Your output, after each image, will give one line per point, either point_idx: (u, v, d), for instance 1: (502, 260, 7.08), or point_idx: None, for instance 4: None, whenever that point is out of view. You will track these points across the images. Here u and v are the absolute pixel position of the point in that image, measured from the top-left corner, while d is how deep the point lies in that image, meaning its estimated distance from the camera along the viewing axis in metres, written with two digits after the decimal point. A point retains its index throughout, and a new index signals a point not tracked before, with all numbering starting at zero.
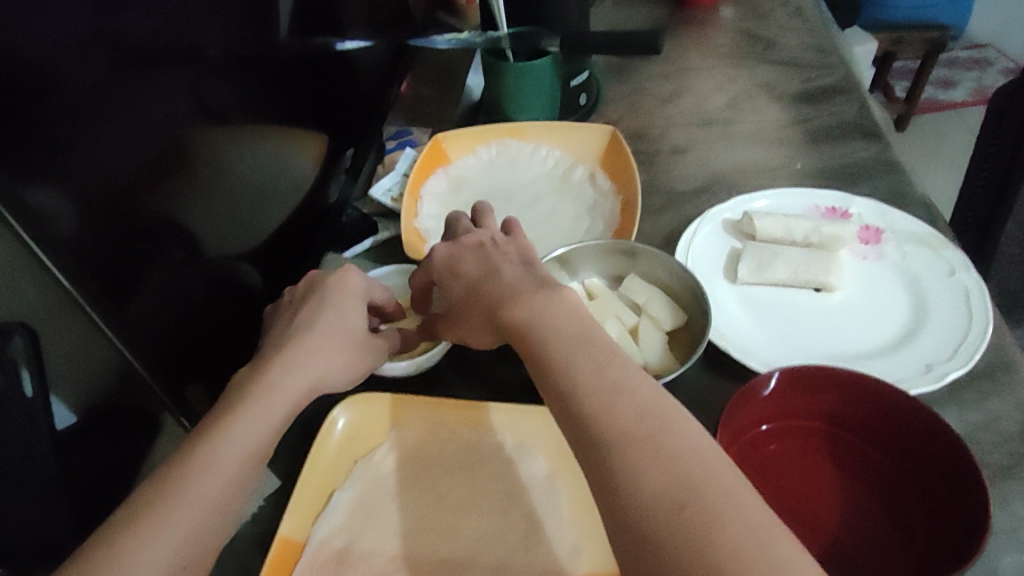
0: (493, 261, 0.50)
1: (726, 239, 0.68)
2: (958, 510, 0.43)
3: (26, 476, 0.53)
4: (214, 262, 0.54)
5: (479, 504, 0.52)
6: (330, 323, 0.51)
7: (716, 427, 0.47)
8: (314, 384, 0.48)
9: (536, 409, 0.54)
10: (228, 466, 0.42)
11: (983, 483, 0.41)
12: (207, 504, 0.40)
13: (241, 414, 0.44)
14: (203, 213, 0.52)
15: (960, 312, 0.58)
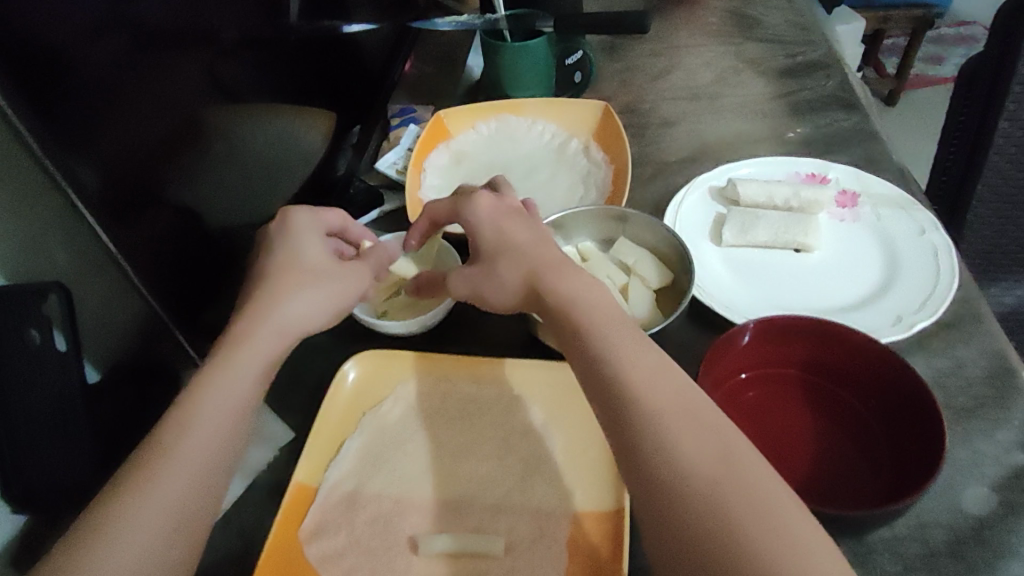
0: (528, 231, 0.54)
1: (712, 206, 0.72)
2: (921, 441, 0.47)
3: (55, 427, 0.56)
4: (222, 223, 0.58)
5: (479, 450, 0.56)
6: (288, 263, 0.53)
7: (699, 374, 0.51)
8: (287, 322, 0.50)
9: (533, 363, 0.58)
10: (217, 414, 0.44)
11: (943, 417, 0.45)
12: (205, 449, 0.42)
13: (226, 358, 0.46)
14: (215, 180, 0.56)
15: (929, 268, 0.62)
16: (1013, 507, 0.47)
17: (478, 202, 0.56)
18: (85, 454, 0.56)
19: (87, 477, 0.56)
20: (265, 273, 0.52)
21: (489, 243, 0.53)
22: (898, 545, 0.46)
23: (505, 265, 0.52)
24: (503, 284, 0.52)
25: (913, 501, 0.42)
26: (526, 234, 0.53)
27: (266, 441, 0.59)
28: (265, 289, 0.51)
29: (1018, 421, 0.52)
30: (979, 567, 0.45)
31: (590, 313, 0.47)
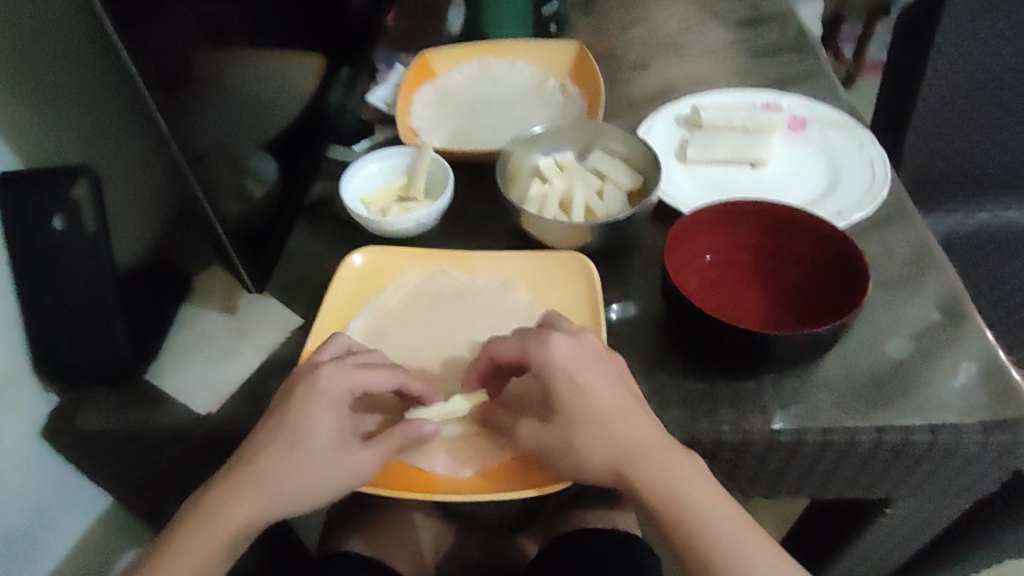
0: (603, 445, 0.49)
1: (676, 130, 0.79)
2: (850, 290, 0.56)
3: (87, 313, 0.57)
4: (228, 153, 0.61)
5: (471, 324, 0.61)
6: (292, 438, 0.49)
7: (666, 251, 0.59)
8: (286, 497, 0.49)
9: (520, 254, 0.64)
10: (221, 532, 0.49)
11: (869, 268, 0.54)
12: (208, 545, 0.49)
13: (219, 522, 0.49)
14: (215, 118, 0.59)
15: (866, 174, 0.71)
16: (925, 352, 0.58)
17: (555, 349, 0.50)
18: (120, 337, 0.57)
19: (123, 362, 0.57)
20: (271, 434, 0.50)
21: (574, 415, 0.49)
22: (832, 380, 0.56)
23: (586, 441, 0.49)
24: (584, 459, 0.49)
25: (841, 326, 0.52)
26: (612, 399, 0.50)
27: (277, 322, 0.63)
28: (263, 464, 0.49)
29: (933, 288, 0.62)
30: (896, 394, 0.55)
31: (651, 486, 0.49)
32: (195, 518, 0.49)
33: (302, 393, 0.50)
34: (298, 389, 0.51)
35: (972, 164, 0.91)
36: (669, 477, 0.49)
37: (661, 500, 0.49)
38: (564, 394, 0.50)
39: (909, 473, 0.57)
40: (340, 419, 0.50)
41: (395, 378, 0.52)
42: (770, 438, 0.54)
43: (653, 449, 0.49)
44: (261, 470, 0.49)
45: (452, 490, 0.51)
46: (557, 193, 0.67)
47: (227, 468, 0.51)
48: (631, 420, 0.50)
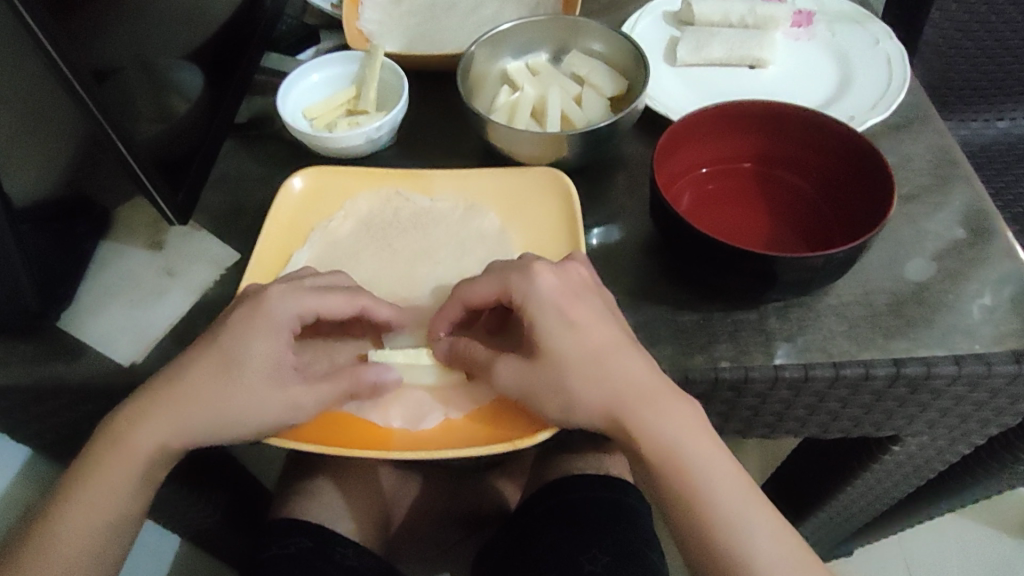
0: (596, 389, 0.42)
1: (666, 29, 0.69)
2: (870, 202, 0.49)
3: None
4: (147, 72, 0.52)
5: (434, 254, 0.53)
6: (223, 367, 0.43)
7: (656, 164, 0.51)
8: (201, 428, 0.43)
9: (488, 171, 0.56)
10: (136, 461, 0.44)
11: (891, 169, 0.47)
12: (121, 477, 0.44)
13: (126, 450, 0.43)
14: (121, 30, 0.49)
15: (881, 73, 0.63)
16: (948, 274, 0.51)
17: (539, 281, 0.43)
18: (21, 280, 0.48)
19: (27, 309, 0.49)
20: (194, 362, 0.44)
21: (560, 352, 0.42)
22: (845, 308, 0.50)
23: (580, 382, 0.42)
24: (579, 404, 0.42)
25: (862, 245, 0.45)
26: (604, 334, 0.43)
27: (209, 261, 0.55)
28: (182, 392, 0.43)
29: (956, 202, 0.55)
30: (916, 321, 0.49)
31: (648, 435, 0.42)
32: (104, 446, 0.44)
33: (243, 317, 0.44)
34: (240, 315, 0.44)
35: (989, 66, 0.82)
36: (673, 427, 0.43)
37: (662, 451, 0.43)
38: (548, 328, 0.43)
39: (924, 408, 0.51)
40: (281, 346, 0.44)
41: (357, 306, 0.46)
42: (772, 375, 0.47)
43: (656, 395, 0.43)
44: (182, 400, 0.43)
45: (409, 445, 0.44)
46: (529, 100, 0.59)
47: (142, 396, 0.44)
48: (625, 359, 0.43)
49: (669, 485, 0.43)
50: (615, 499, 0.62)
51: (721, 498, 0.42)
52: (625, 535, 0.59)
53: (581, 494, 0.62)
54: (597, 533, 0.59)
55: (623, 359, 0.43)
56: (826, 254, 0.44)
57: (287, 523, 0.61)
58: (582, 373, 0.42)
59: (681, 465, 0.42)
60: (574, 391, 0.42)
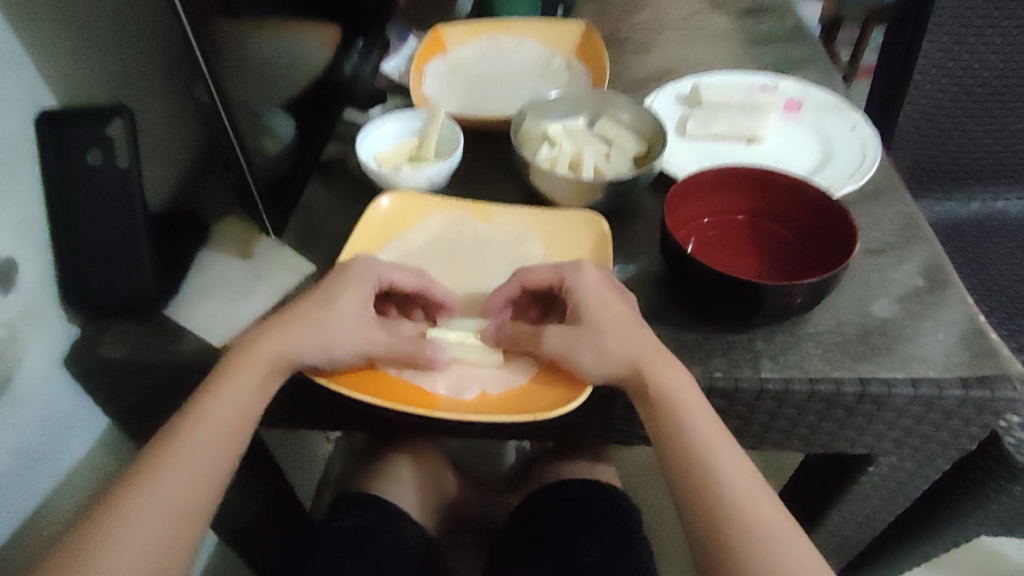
0: (623, 347, 0.52)
1: (677, 107, 0.82)
2: (840, 247, 0.60)
3: (116, 251, 0.59)
4: (260, 109, 0.65)
5: (485, 271, 0.64)
6: (325, 304, 0.54)
7: (667, 208, 0.63)
8: (302, 344, 0.53)
9: (537, 210, 0.67)
10: (257, 369, 0.53)
11: (854, 221, 0.58)
12: (244, 381, 0.52)
13: (251, 354, 0.53)
14: (248, 72, 0.63)
15: (856, 152, 0.75)
16: (909, 313, 0.61)
17: (584, 271, 0.56)
18: (145, 268, 0.60)
19: (147, 294, 0.60)
20: (304, 302, 0.55)
21: (597, 319, 0.53)
22: (821, 336, 0.59)
23: (611, 341, 0.52)
24: (610, 359, 0.52)
25: (831, 278, 0.55)
26: (628, 314, 0.54)
27: (289, 269, 0.66)
28: (294, 316, 0.54)
29: (917, 257, 0.66)
30: (880, 348, 0.59)
31: (661, 393, 0.51)
32: (232, 357, 0.53)
33: (341, 274, 0.56)
34: (341, 269, 0.57)
35: (960, 154, 0.95)
36: (684, 389, 0.52)
37: (678, 405, 0.51)
38: (587, 301, 0.54)
39: (890, 426, 0.60)
40: (364, 294, 0.55)
41: (421, 283, 0.58)
42: (759, 386, 0.57)
43: (673, 366, 0.53)
44: (290, 324, 0.54)
45: (451, 407, 0.53)
46: (568, 155, 0.70)
47: (265, 325, 0.55)
48: (642, 332, 0.53)
49: (678, 448, 0.52)
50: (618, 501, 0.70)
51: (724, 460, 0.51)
52: (623, 531, 0.67)
53: (586, 496, 0.71)
54: (602, 529, 0.67)
55: (645, 333, 0.54)
56: (804, 283, 0.55)
57: (360, 497, 0.72)
58: (613, 335, 0.53)
59: (684, 418, 0.51)
60: (606, 347, 0.52)
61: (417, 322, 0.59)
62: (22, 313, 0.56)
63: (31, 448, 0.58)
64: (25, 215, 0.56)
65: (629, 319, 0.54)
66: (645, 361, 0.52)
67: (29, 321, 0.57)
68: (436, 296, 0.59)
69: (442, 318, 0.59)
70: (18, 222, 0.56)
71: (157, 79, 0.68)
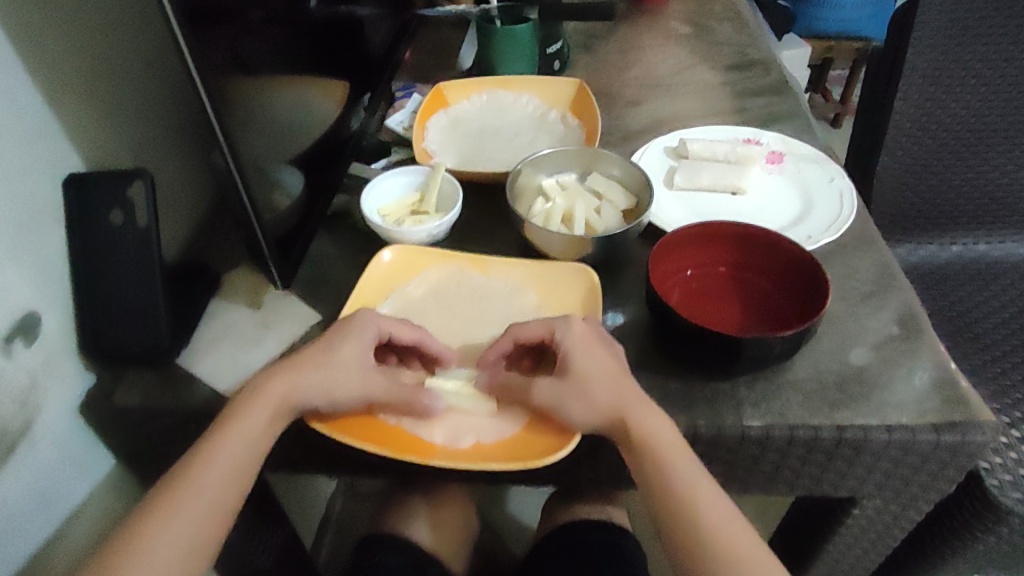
0: (608, 398, 0.56)
1: (666, 160, 0.87)
2: (815, 300, 0.63)
3: (134, 302, 0.63)
4: (269, 165, 0.70)
5: (482, 320, 0.68)
6: (329, 353, 0.58)
7: (652, 263, 0.66)
8: (307, 390, 0.56)
9: (532, 262, 0.71)
10: (264, 413, 0.55)
11: (827, 275, 0.62)
12: (252, 424, 0.55)
13: (260, 397, 0.56)
14: (259, 132, 0.67)
15: (835, 203, 0.78)
16: (883, 360, 0.64)
17: (573, 325, 0.59)
18: (160, 320, 0.64)
19: (160, 344, 0.64)
20: (309, 351, 0.58)
21: (584, 372, 0.57)
22: (801, 384, 0.63)
23: (596, 392, 0.56)
24: (595, 410, 0.56)
25: (805, 331, 0.59)
26: (614, 367, 0.58)
27: (296, 319, 0.70)
28: (301, 362, 0.57)
29: (893, 305, 0.69)
30: (856, 396, 0.61)
31: (645, 440, 0.54)
32: (241, 400, 0.56)
33: (346, 325, 0.60)
34: (345, 320, 0.60)
35: (941, 201, 0.99)
36: (669, 438, 0.55)
37: (665, 452, 0.54)
38: (575, 354, 0.58)
39: (870, 470, 0.62)
40: (366, 345, 0.59)
41: (419, 335, 0.62)
42: (741, 433, 0.60)
43: (658, 417, 0.55)
44: (295, 371, 0.57)
45: (445, 455, 0.57)
46: (560, 209, 0.74)
47: (274, 370, 0.58)
48: (627, 384, 0.57)
49: (661, 494, 0.54)
50: (615, 542, 0.73)
51: (707, 507, 0.53)
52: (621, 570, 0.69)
53: (585, 538, 0.73)
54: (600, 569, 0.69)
55: (631, 385, 0.57)
56: (780, 335, 0.58)
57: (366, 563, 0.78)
58: (599, 387, 0.56)
59: (667, 464, 0.54)
60: (591, 399, 0.56)
61: (415, 372, 0.63)
62: (44, 361, 0.60)
63: (48, 489, 0.61)
64: (48, 271, 0.60)
65: (616, 372, 0.57)
66: (629, 410, 0.55)
67: (49, 371, 0.61)
68: (433, 350, 0.62)
69: (440, 368, 0.63)
70: (43, 278, 0.59)
71: (170, 144, 0.74)
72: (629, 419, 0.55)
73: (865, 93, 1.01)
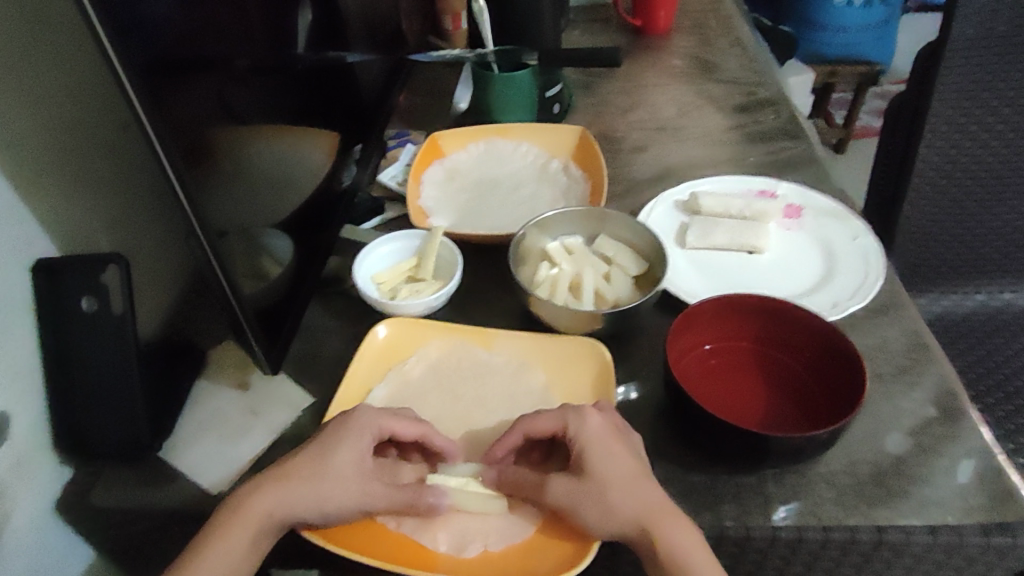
0: (631, 505, 0.50)
1: (677, 215, 0.82)
2: (849, 383, 0.58)
3: (107, 395, 0.59)
4: (256, 230, 0.64)
5: (485, 402, 0.63)
6: (322, 460, 0.53)
7: (670, 342, 0.61)
8: (298, 504, 0.51)
9: (542, 337, 0.65)
10: (252, 532, 0.50)
11: (862, 360, 0.57)
12: (235, 545, 0.50)
13: (245, 516, 0.51)
14: (245, 198, 0.62)
15: (860, 265, 0.74)
16: (921, 447, 0.59)
17: (587, 418, 0.54)
18: (138, 412, 0.58)
19: (139, 440, 0.59)
20: (301, 457, 0.53)
21: (601, 477, 0.51)
22: (834, 477, 0.57)
23: (616, 498, 0.50)
24: (616, 520, 0.50)
25: (842, 425, 0.54)
26: (633, 466, 0.53)
27: (285, 405, 0.65)
28: (291, 472, 0.52)
29: (928, 381, 0.64)
30: (895, 490, 0.56)
31: (672, 555, 0.49)
32: (225, 515, 0.51)
33: (349, 420, 0.55)
34: (343, 419, 0.55)
35: (964, 249, 0.94)
36: (694, 548, 0.50)
37: (694, 565, 0.50)
38: (591, 455, 0.52)
39: (909, 571, 0.57)
40: (364, 445, 0.54)
41: (421, 430, 0.56)
42: (771, 535, 0.54)
43: (683, 528, 0.50)
44: (284, 482, 0.52)
45: (453, 569, 0.51)
46: (567, 277, 0.69)
47: (261, 478, 0.53)
48: (647, 486, 0.52)
49: None
50: None
51: None
52: None
53: None
54: None
55: (651, 486, 0.52)
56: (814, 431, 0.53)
57: None
58: (620, 492, 0.51)
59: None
60: (613, 504, 0.50)
61: (416, 466, 0.57)
62: (11, 468, 0.55)
63: None
64: (17, 365, 0.56)
65: (636, 473, 0.52)
66: (652, 518, 0.50)
67: (19, 474, 0.56)
68: (436, 443, 0.57)
69: (443, 463, 0.57)
70: (9, 373, 0.55)
71: (151, 208, 0.68)
72: (654, 529, 0.50)
73: (881, 135, 0.97)
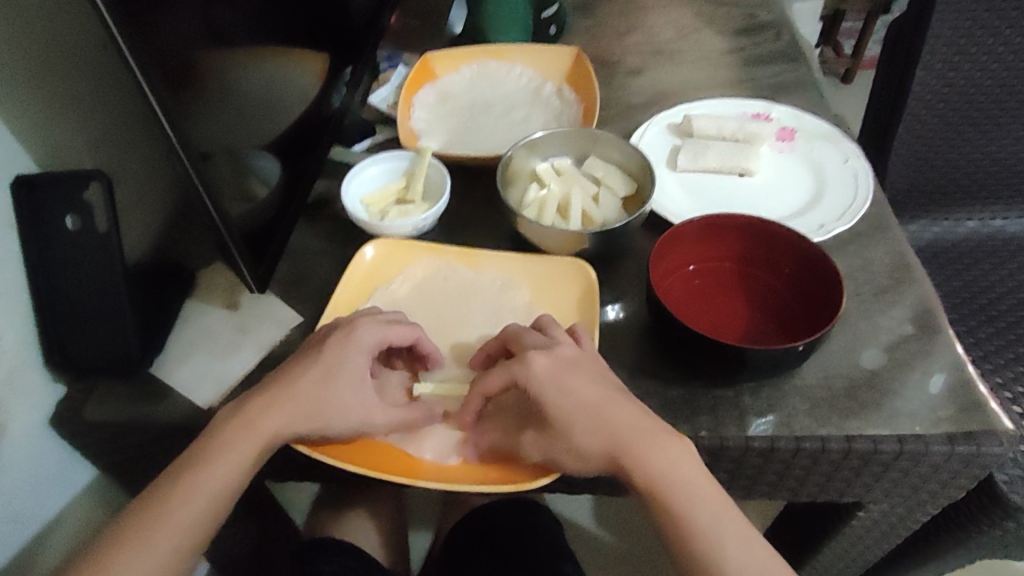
0: (604, 424, 0.52)
1: (669, 138, 0.81)
2: (828, 301, 0.59)
3: (99, 310, 0.60)
4: (241, 153, 0.64)
5: (472, 319, 0.64)
6: (308, 379, 0.54)
7: (655, 262, 0.62)
8: (285, 418, 0.53)
9: (530, 258, 0.66)
10: (245, 442, 0.53)
11: (841, 277, 0.58)
12: (227, 454, 0.52)
13: (241, 426, 0.53)
14: (229, 120, 0.61)
15: (849, 188, 0.74)
16: (896, 363, 0.60)
17: (534, 364, 0.53)
18: (128, 330, 0.60)
19: (130, 355, 0.60)
20: (287, 376, 0.55)
21: (572, 403, 0.52)
22: (809, 390, 0.59)
23: (588, 419, 0.52)
24: (588, 439, 0.52)
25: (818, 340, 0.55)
26: (602, 393, 0.53)
27: (276, 322, 0.66)
28: (276, 390, 0.54)
29: (908, 301, 0.65)
30: (868, 404, 0.58)
31: (646, 470, 0.51)
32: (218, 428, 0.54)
33: (340, 336, 0.56)
34: (333, 336, 0.56)
35: (959, 175, 0.93)
36: (668, 465, 0.51)
37: (667, 479, 0.51)
38: (548, 392, 0.52)
39: (877, 479, 0.59)
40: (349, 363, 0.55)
41: (414, 335, 0.58)
42: (745, 445, 0.56)
43: (657, 449, 0.52)
44: (272, 397, 0.54)
45: (439, 477, 0.54)
46: (555, 198, 0.70)
47: (250, 396, 0.55)
48: (621, 408, 0.53)
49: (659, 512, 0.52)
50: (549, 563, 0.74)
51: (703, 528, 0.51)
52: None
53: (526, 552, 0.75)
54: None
55: (626, 409, 0.53)
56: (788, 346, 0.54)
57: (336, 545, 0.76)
58: (593, 415, 0.52)
59: (669, 488, 0.51)
60: (587, 423, 0.52)
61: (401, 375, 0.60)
62: (8, 376, 0.58)
63: (22, 507, 0.62)
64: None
65: (611, 396, 0.53)
66: (626, 437, 0.52)
67: (14, 385, 0.59)
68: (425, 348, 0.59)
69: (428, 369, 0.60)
70: None
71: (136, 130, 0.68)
72: (629, 446, 0.52)
73: (881, 59, 0.95)
